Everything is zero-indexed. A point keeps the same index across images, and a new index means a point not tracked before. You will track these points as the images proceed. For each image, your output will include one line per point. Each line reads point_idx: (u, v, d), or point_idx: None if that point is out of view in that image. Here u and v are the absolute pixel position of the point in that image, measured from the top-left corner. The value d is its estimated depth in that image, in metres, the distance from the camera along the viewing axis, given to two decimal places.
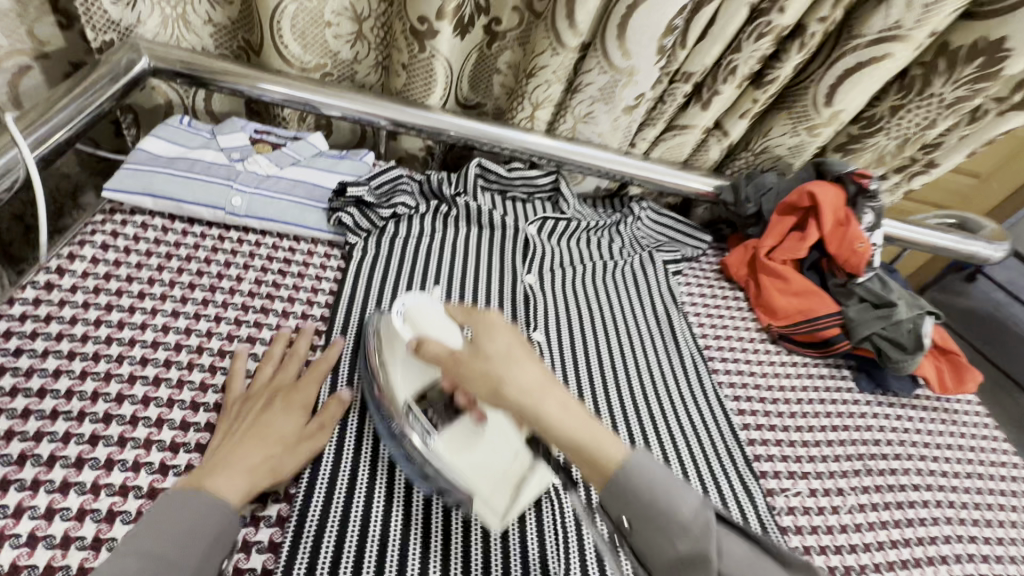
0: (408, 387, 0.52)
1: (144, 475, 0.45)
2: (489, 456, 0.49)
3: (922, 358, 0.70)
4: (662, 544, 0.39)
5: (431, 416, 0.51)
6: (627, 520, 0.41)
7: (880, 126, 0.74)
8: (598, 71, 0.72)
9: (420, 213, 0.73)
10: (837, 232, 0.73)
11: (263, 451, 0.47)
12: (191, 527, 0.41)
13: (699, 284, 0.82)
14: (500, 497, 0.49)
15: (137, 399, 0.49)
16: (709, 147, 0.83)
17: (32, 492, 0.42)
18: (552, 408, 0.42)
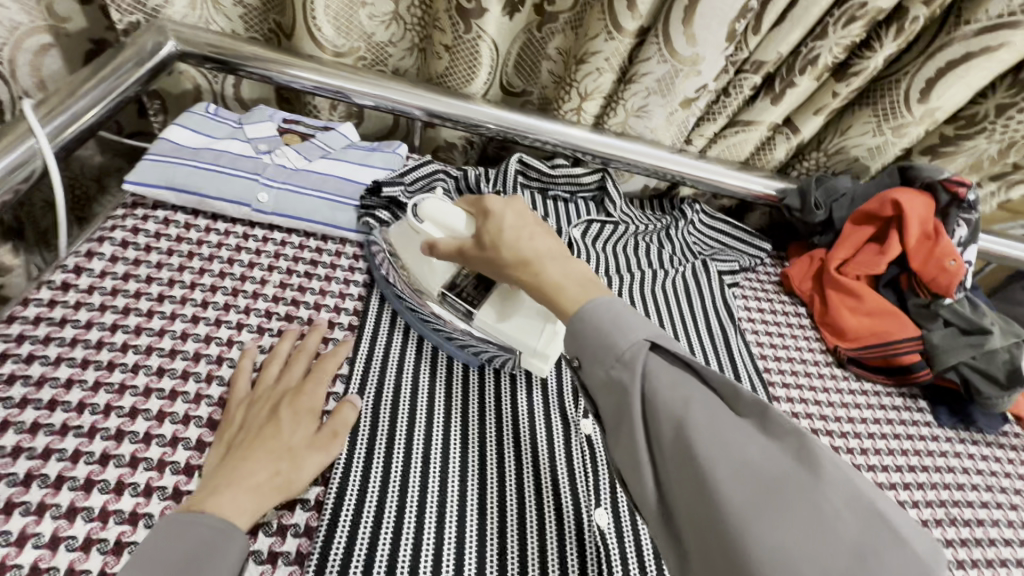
0: (436, 278, 0.56)
1: (155, 501, 0.42)
2: (529, 311, 0.54)
3: (1018, 395, 0.62)
4: (595, 370, 0.38)
5: (464, 296, 0.55)
6: (580, 358, 0.40)
7: (983, 127, 0.65)
8: (657, 59, 0.65)
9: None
10: (923, 246, 0.65)
11: (272, 463, 0.43)
12: (192, 555, 0.37)
13: (757, 297, 0.75)
14: (544, 344, 0.53)
15: (152, 415, 0.46)
16: (775, 145, 0.75)
17: (37, 518, 0.39)
18: (549, 265, 0.44)
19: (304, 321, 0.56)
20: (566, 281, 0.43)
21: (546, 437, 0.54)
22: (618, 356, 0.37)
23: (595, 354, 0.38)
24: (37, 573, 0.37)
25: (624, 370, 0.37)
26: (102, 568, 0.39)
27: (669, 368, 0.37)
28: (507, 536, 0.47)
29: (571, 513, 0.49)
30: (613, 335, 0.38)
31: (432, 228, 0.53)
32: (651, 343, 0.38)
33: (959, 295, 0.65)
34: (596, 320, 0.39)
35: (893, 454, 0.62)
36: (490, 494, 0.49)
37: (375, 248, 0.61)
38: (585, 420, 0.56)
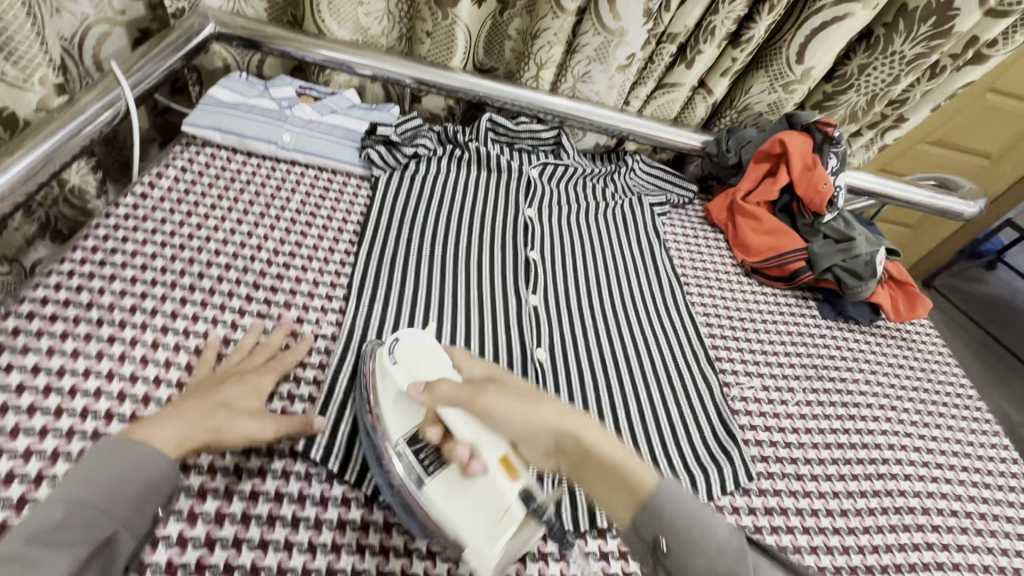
0: (401, 429, 0.49)
1: (221, 327, 0.60)
2: (487, 495, 0.44)
3: (875, 286, 0.80)
4: (697, 563, 0.39)
5: (423, 461, 0.47)
6: (664, 543, 0.40)
7: (850, 84, 0.83)
8: (593, 32, 0.83)
9: (437, 155, 0.85)
10: (805, 175, 0.82)
11: (210, 417, 0.48)
12: (123, 478, 0.42)
13: (682, 224, 0.92)
14: (490, 539, 0.43)
15: (214, 277, 0.64)
16: (695, 104, 0.93)
17: (141, 331, 0.57)
18: (589, 429, 0.44)
19: (320, 228, 0.74)
20: (611, 452, 0.43)
21: (500, 307, 0.70)
22: (717, 547, 0.39)
23: (690, 540, 0.39)
24: (146, 360, 0.55)
25: (720, 547, 0.39)
26: (189, 360, 0.57)
27: (760, 556, 0.39)
28: None
29: (517, 354, 0.66)
30: (700, 520, 0.40)
31: (408, 375, 0.51)
32: (744, 537, 0.40)
33: (831, 214, 0.83)
34: (676, 509, 0.40)
35: (781, 333, 0.79)
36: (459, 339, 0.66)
37: (376, 177, 0.80)
38: (532, 296, 0.72)
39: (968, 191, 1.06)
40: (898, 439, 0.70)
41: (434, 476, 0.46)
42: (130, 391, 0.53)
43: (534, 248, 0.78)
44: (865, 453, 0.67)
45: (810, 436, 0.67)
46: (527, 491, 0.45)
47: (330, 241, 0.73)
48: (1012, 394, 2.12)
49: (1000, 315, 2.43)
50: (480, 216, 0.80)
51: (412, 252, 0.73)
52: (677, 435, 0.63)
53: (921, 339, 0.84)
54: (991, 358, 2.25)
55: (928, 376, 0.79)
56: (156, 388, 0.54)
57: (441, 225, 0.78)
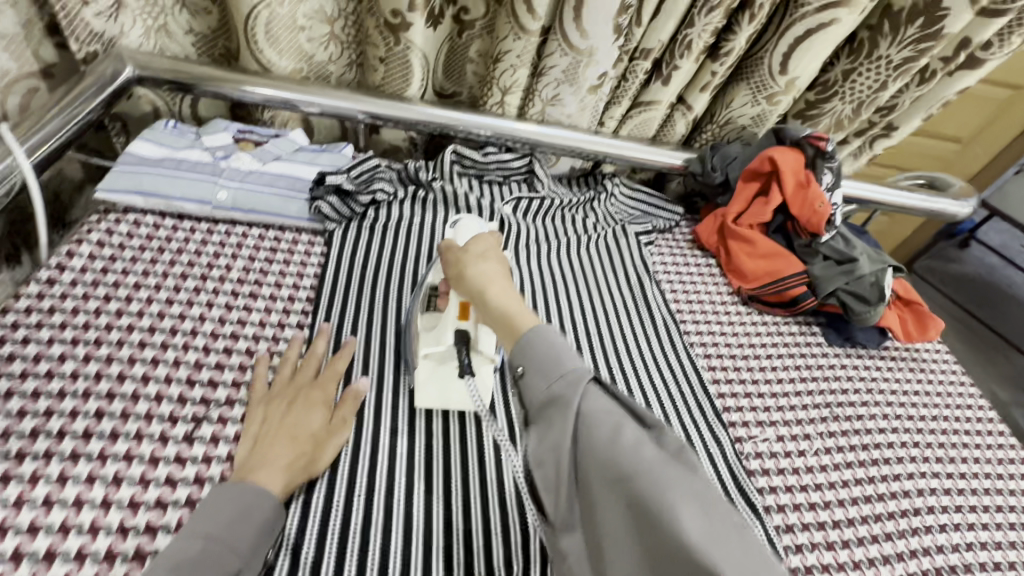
0: (438, 275, 0.61)
1: (146, 444, 0.48)
2: (442, 328, 0.56)
3: (883, 309, 0.74)
4: (536, 383, 0.39)
5: (433, 299, 0.60)
6: (520, 368, 0.40)
7: (835, 91, 0.78)
8: (560, 53, 0.76)
9: (398, 199, 0.77)
10: (799, 194, 0.76)
11: (292, 448, 0.49)
12: (242, 519, 0.43)
13: (672, 252, 0.85)
14: (428, 332, 0.57)
15: (138, 377, 0.52)
16: (675, 121, 0.87)
17: (45, 462, 0.45)
18: (495, 296, 0.47)
19: (267, 298, 0.63)
20: (511, 309, 0.45)
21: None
22: (614, 455, 0.33)
23: (595, 457, 0.34)
24: (50, 503, 0.43)
25: (621, 471, 0.33)
26: (105, 496, 0.44)
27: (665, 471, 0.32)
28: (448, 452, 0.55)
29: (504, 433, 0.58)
30: (608, 444, 0.34)
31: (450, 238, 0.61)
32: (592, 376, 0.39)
33: (830, 233, 0.77)
34: (534, 350, 0.40)
35: (788, 370, 0.72)
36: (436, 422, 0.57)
37: (330, 231, 0.71)
38: None
39: (958, 190, 1.02)
40: (926, 481, 0.64)
41: (426, 312, 0.59)
42: (28, 548, 0.41)
43: None
44: (895, 506, 0.61)
45: (834, 491, 0.61)
46: (464, 334, 0.54)
47: (280, 314, 0.63)
48: (999, 375, 2.13)
49: (978, 295, 2.44)
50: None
51: (380, 319, 0.64)
52: None
53: (934, 361, 0.79)
54: (975, 340, 2.26)
55: (947, 404, 0.74)
56: (63, 538, 0.42)
57: (407, 281, 0.69)
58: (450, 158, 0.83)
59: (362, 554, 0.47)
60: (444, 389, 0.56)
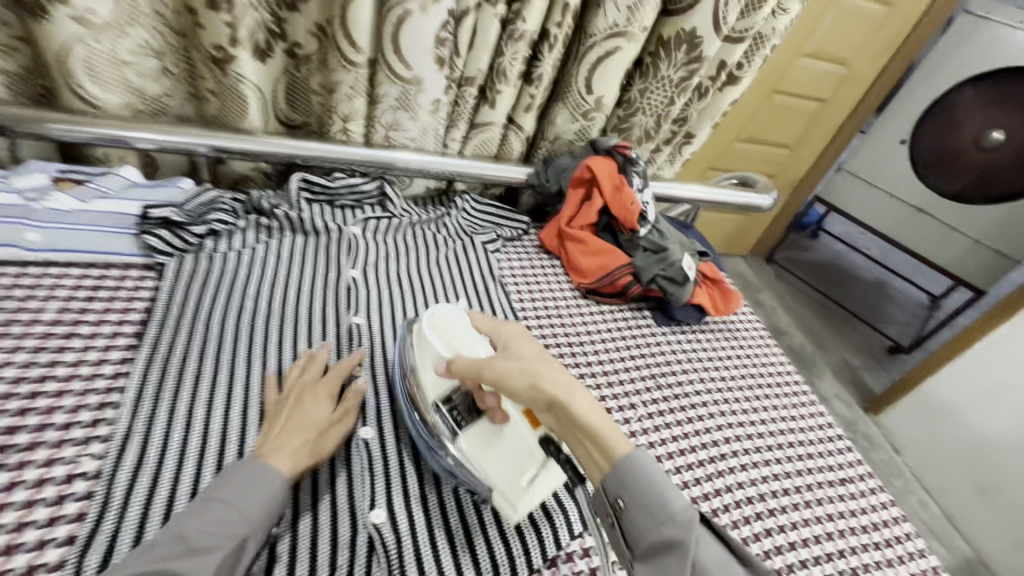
0: (436, 389, 0.58)
1: None
2: (512, 449, 0.53)
3: (693, 288, 0.86)
4: (649, 528, 0.46)
5: (456, 415, 0.56)
6: (623, 502, 0.47)
7: (637, 106, 0.92)
8: (389, 82, 0.82)
9: (240, 228, 0.77)
10: (616, 196, 0.87)
11: (302, 435, 0.53)
12: (252, 488, 0.47)
13: (518, 257, 0.93)
14: (514, 492, 0.52)
15: None
16: (511, 139, 0.96)
17: None
18: (579, 399, 0.49)
19: (85, 337, 0.61)
20: (597, 424, 0.49)
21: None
22: (671, 518, 0.45)
23: (646, 508, 0.46)
24: None
25: (673, 530, 0.45)
26: None
27: (708, 538, 0.45)
28: None
29: None
30: (659, 494, 0.46)
31: (446, 348, 0.58)
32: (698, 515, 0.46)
33: (646, 227, 0.88)
34: (640, 479, 0.46)
35: (620, 351, 0.82)
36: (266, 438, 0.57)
37: (163, 264, 0.71)
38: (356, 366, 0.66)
39: (764, 185, 1.20)
40: (731, 430, 0.76)
41: (468, 428, 0.55)
42: None
43: (358, 312, 0.73)
44: (700, 455, 0.72)
45: (652, 449, 0.71)
46: (548, 436, 0.53)
47: (100, 351, 0.60)
48: (849, 343, 2.45)
49: (828, 276, 2.82)
50: (297, 288, 0.73)
51: (213, 342, 0.63)
52: None
53: (743, 329, 0.93)
54: (829, 316, 2.58)
55: (751, 364, 0.87)
56: None
57: (244, 303, 0.69)
58: (297, 185, 0.85)
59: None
60: (543, 484, 0.53)
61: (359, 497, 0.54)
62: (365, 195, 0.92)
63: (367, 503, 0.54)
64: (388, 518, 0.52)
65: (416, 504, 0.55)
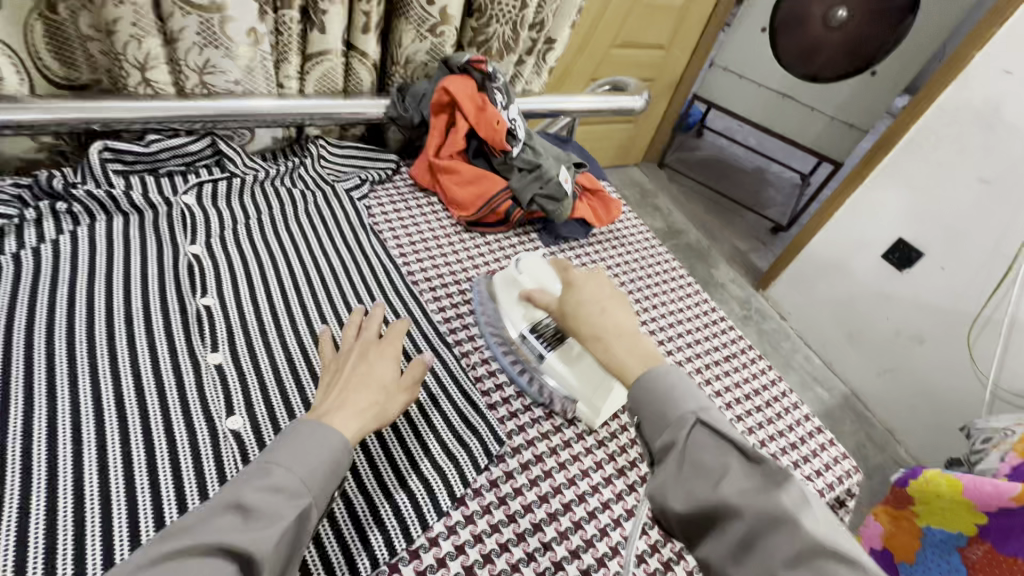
0: (519, 321, 0.65)
1: None
2: (596, 369, 0.62)
3: (572, 203, 0.84)
4: (653, 430, 0.46)
5: (542, 340, 0.63)
6: (637, 418, 0.49)
7: (490, 15, 0.84)
8: (182, 14, 0.68)
9: (31, 220, 0.64)
10: (479, 117, 0.81)
11: (370, 395, 0.51)
12: (315, 449, 0.44)
13: (391, 200, 0.86)
14: (598, 400, 0.61)
15: None
16: (357, 70, 0.86)
17: None
18: (592, 312, 0.55)
19: None
20: (614, 325, 0.54)
21: (169, 383, 0.55)
22: (668, 418, 0.45)
23: (654, 412, 0.46)
24: None
25: (676, 418, 0.45)
26: None
27: (703, 433, 0.44)
28: (135, 478, 0.48)
29: (199, 430, 0.53)
30: (669, 392, 0.47)
31: (530, 282, 0.67)
32: (696, 416, 0.45)
33: (518, 146, 0.83)
34: (659, 388, 0.47)
35: None
36: (112, 452, 0.49)
37: None
38: (212, 354, 0.59)
39: (634, 87, 1.19)
40: None
41: (558, 351, 0.63)
42: None
43: (207, 293, 0.64)
44: None
45: None
46: None
47: None
48: (738, 231, 2.65)
49: (713, 172, 2.98)
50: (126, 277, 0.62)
51: (16, 360, 0.52)
52: (421, 433, 0.56)
53: (628, 234, 0.94)
54: (719, 209, 2.75)
55: (639, 266, 0.88)
56: None
57: (54, 307, 0.57)
58: (101, 155, 0.70)
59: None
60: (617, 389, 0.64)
61: None
62: (195, 157, 0.79)
63: None
64: None
65: None
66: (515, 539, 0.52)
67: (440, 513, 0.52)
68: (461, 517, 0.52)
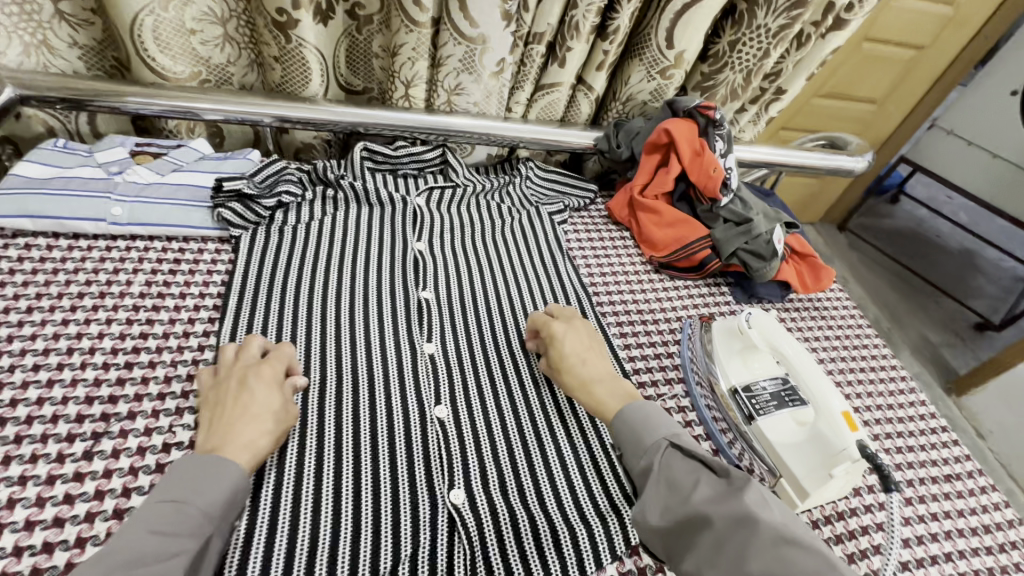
0: (736, 376, 0.63)
1: (31, 487, 0.47)
2: (818, 447, 0.54)
3: (779, 264, 0.78)
4: (632, 458, 0.51)
5: (754, 402, 0.60)
6: (620, 449, 0.54)
7: (725, 62, 0.83)
8: (453, 43, 0.77)
9: (307, 200, 0.77)
10: (695, 161, 0.80)
11: (259, 428, 0.49)
12: (210, 482, 0.44)
13: (586, 228, 0.89)
14: (810, 481, 0.54)
15: (47, 418, 0.52)
16: (579, 102, 0.90)
17: None
18: (570, 353, 0.60)
19: (171, 309, 0.64)
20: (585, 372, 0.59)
21: (392, 364, 0.62)
22: (642, 449, 0.51)
23: (630, 438, 0.52)
24: None
25: (649, 442, 0.51)
26: (16, 542, 0.44)
27: (676, 455, 0.49)
28: (362, 443, 0.55)
29: (412, 411, 0.59)
30: (660, 426, 0.52)
31: (760, 339, 0.63)
32: (669, 441, 0.50)
33: (728, 197, 0.80)
34: (633, 422, 0.53)
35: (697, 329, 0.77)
36: (345, 411, 0.57)
37: (236, 237, 0.71)
38: (427, 344, 0.65)
39: (857, 146, 1.08)
40: None
41: (770, 416, 0.58)
42: None
43: (427, 287, 0.72)
44: None
45: None
46: (863, 443, 0.52)
47: (184, 323, 0.63)
48: (931, 319, 2.26)
49: (908, 246, 2.59)
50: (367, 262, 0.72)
51: (287, 317, 0.64)
52: (599, 467, 0.57)
53: (832, 306, 0.85)
54: (909, 289, 2.38)
55: (843, 345, 0.79)
56: None
57: (315, 277, 0.69)
58: (361, 154, 0.83)
59: (290, 553, 0.46)
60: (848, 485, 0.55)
61: (437, 476, 0.54)
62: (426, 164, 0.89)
63: (446, 484, 0.53)
64: (466, 498, 0.53)
65: (495, 485, 0.54)
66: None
67: (615, 558, 0.51)
68: (634, 567, 0.52)
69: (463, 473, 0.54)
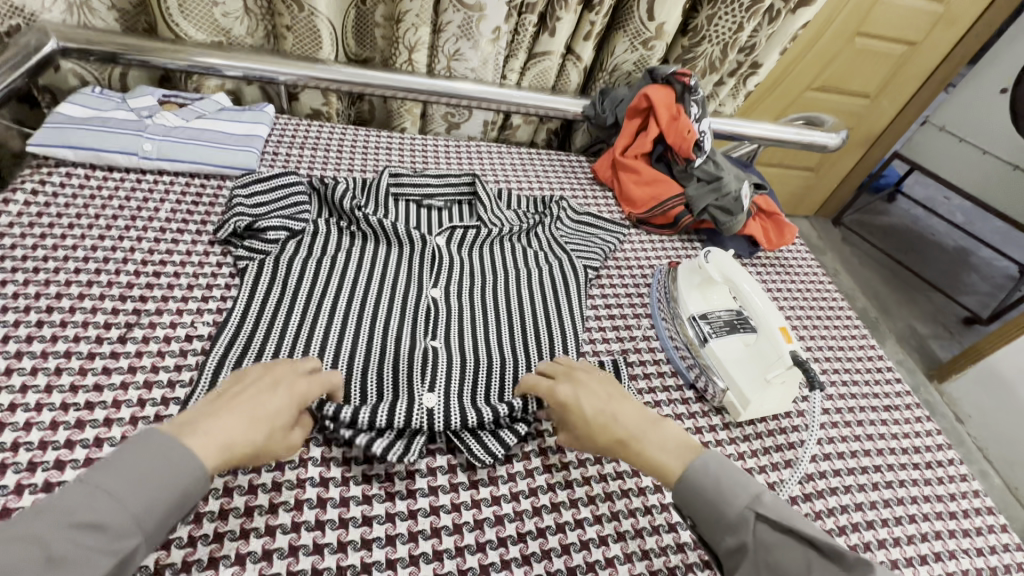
0: (694, 305, 0.70)
1: (75, 359, 0.55)
2: (760, 359, 0.62)
3: (745, 219, 0.85)
4: (715, 535, 0.43)
5: (710, 326, 0.67)
6: (692, 518, 0.45)
7: (703, 34, 0.90)
8: (452, 11, 0.85)
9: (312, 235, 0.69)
10: (672, 125, 0.87)
11: (242, 426, 0.42)
12: (159, 474, 0.37)
13: (573, 187, 0.96)
14: (752, 390, 0.62)
15: (87, 309, 0.60)
16: (568, 71, 0.98)
17: (8, 375, 0.52)
18: (593, 411, 0.50)
19: (194, 233, 0.71)
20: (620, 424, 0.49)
21: (394, 306, 0.65)
22: (727, 521, 0.42)
23: (709, 514, 0.43)
24: (15, 406, 0.50)
25: (736, 516, 0.42)
26: (64, 400, 0.52)
27: (771, 532, 0.41)
28: (353, 356, 0.59)
29: (406, 342, 0.62)
30: (733, 487, 0.43)
31: (717, 274, 0.69)
32: (756, 511, 0.42)
33: (701, 157, 0.87)
34: (704, 482, 0.44)
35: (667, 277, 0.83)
36: (337, 325, 0.61)
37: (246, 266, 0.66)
38: (432, 290, 0.68)
39: (833, 125, 1.15)
40: None
41: (722, 338, 0.66)
42: None
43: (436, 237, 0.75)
44: None
45: None
46: (797, 352, 0.60)
47: (205, 244, 0.71)
48: (920, 311, 2.31)
49: (901, 241, 2.64)
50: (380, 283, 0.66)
51: None
52: None
53: (795, 261, 0.92)
54: (900, 282, 2.43)
55: (802, 294, 0.86)
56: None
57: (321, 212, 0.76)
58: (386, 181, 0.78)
59: None
60: (778, 391, 0.62)
61: (417, 384, 0.57)
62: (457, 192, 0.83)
63: (423, 390, 0.57)
64: (439, 404, 0.55)
65: (468, 397, 0.57)
66: (620, 492, 0.57)
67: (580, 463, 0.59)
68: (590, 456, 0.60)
69: (443, 385, 0.58)
